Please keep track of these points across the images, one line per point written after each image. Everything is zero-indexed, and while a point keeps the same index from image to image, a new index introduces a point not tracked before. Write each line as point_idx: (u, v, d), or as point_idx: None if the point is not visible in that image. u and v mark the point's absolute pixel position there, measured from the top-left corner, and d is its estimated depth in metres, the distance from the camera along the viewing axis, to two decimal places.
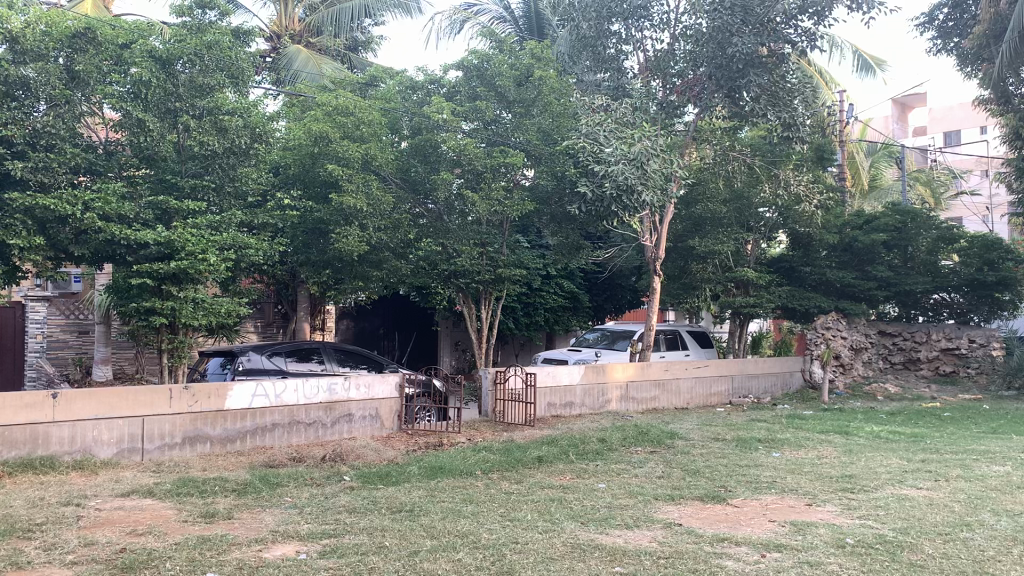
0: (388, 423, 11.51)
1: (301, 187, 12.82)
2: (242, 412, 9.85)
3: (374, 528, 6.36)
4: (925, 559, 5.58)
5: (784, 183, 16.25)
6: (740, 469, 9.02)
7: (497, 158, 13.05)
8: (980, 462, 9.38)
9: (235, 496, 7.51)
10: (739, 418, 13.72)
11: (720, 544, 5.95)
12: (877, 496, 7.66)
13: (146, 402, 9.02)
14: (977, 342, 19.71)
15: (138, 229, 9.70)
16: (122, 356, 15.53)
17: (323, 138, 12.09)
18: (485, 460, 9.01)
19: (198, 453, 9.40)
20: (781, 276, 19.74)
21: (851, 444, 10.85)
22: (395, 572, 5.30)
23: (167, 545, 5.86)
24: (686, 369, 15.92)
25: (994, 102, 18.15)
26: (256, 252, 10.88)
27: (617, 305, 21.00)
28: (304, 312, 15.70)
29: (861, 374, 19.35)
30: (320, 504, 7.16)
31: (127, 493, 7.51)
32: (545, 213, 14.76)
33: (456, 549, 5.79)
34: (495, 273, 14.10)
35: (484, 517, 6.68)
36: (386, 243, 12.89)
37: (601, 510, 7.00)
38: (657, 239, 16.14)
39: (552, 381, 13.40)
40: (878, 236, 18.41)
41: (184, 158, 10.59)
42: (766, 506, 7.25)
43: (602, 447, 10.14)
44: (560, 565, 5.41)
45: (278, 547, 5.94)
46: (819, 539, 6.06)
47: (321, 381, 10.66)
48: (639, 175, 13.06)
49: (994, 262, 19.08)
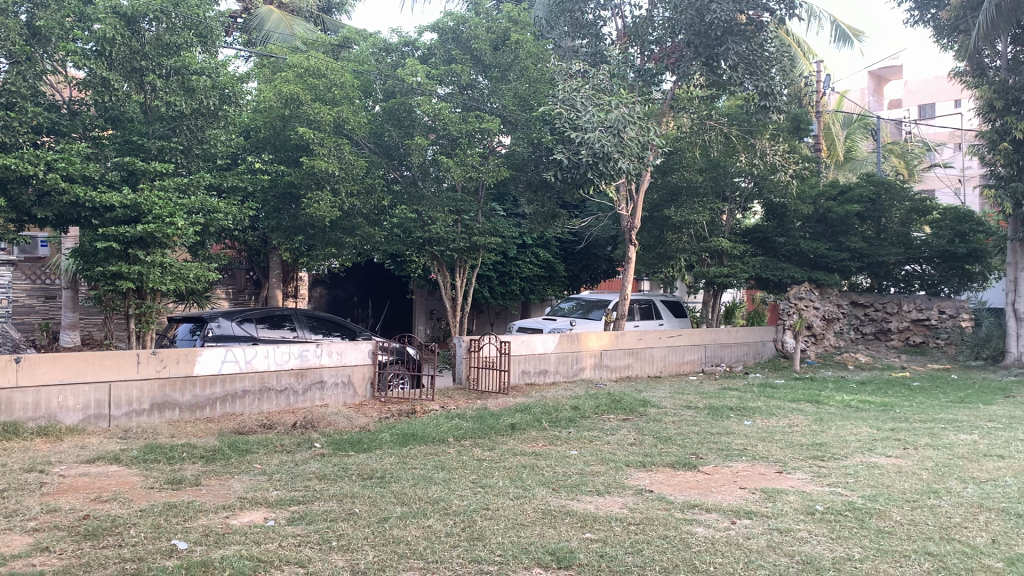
0: (360, 391, 11.45)
1: (272, 151, 12.62)
2: (212, 378, 9.72)
3: (344, 495, 6.31)
4: (893, 526, 5.61)
5: (760, 153, 16.22)
6: (711, 436, 9.05)
7: (472, 123, 12.87)
8: (948, 431, 9.48)
9: (203, 462, 7.42)
10: (712, 386, 13.80)
11: (690, 511, 5.96)
12: (847, 463, 7.71)
13: (113, 367, 8.86)
14: (947, 313, 20.02)
15: (103, 191, 9.48)
16: (90, 322, 15.31)
17: (294, 101, 11.89)
18: (458, 427, 8.97)
19: (166, 419, 9.29)
20: (755, 246, 19.80)
21: (822, 412, 10.94)
22: (364, 539, 5.25)
23: (132, 512, 5.77)
24: (659, 338, 15.96)
25: (970, 74, 18.20)
26: (224, 216, 10.70)
27: (592, 275, 20.99)
28: (276, 278, 15.54)
29: (832, 344, 19.51)
30: (290, 470, 7.10)
31: (93, 459, 7.39)
32: (521, 180, 14.64)
33: (426, 516, 5.75)
34: (470, 240, 13.98)
35: (456, 484, 6.65)
36: (359, 208, 12.73)
37: (574, 476, 6.98)
38: (633, 208, 16.06)
39: (527, 349, 13.36)
40: (853, 207, 18.46)
41: (151, 120, 10.25)
42: (738, 473, 7.27)
43: (576, 414, 10.14)
44: (530, 532, 5.38)
45: (246, 514, 5.87)
46: (789, 506, 6.09)
47: (292, 347, 10.54)
48: (616, 143, 12.94)
49: (966, 234, 19.23)
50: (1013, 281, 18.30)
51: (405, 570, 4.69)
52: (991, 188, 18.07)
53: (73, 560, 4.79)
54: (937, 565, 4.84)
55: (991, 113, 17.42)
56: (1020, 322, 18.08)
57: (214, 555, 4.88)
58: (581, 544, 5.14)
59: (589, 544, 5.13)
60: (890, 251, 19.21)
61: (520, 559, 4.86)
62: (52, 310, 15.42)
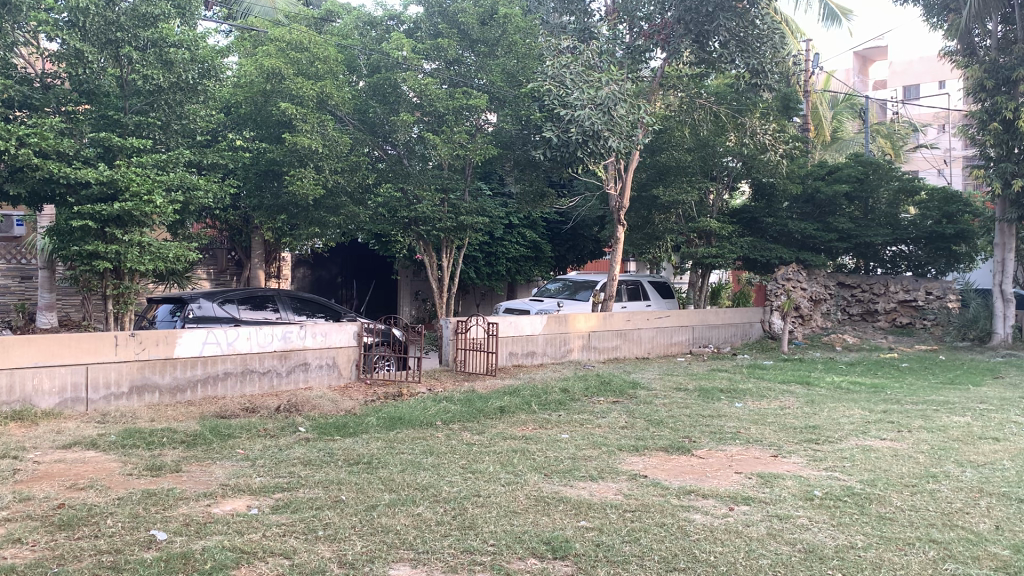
0: (346, 373, 11.25)
1: (253, 128, 12.32)
2: (193, 361, 9.47)
3: (331, 482, 6.10)
4: (895, 512, 5.48)
5: (750, 132, 16.00)
6: (703, 419, 8.91)
7: (459, 99, 12.61)
8: (941, 413, 9.40)
9: (183, 448, 7.18)
10: (701, 367, 13.69)
11: (687, 497, 5.81)
12: (842, 447, 7.59)
13: (90, 349, 8.59)
14: (934, 294, 20.03)
15: (78, 168, 9.15)
16: (67, 303, 14.98)
17: (276, 75, 11.58)
18: (446, 410, 8.79)
19: (146, 403, 9.05)
20: (743, 227, 19.67)
21: (813, 394, 10.84)
22: (352, 528, 5.05)
23: (109, 500, 5.55)
24: (647, 319, 15.82)
25: (959, 53, 18.08)
26: (205, 194, 10.40)
27: (579, 255, 20.80)
28: (258, 258, 15.28)
29: (819, 326, 19.53)
30: (274, 456, 6.90)
31: (69, 445, 7.14)
32: (508, 158, 14.40)
33: (415, 504, 5.56)
34: (457, 220, 13.73)
35: (445, 470, 6.46)
36: (344, 186, 12.44)
37: (565, 461, 6.81)
38: (621, 187, 15.84)
39: (515, 331, 13.16)
40: (841, 187, 18.34)
41: (128, 94, 9.97)
42: (732, 457, 7.13)
43: (565, 397, 9.97)
44: (524, 520, 5.21)
45: (228, 502, 5.66)
46: (786, 491, 5.95)
47: (275, 329, 10.30)
48: (606, 120, 12.67)
49: (954, 215, 19.15)
50: (1000, 262, 18.29)
51: (395, 562, 4.51)
52: (980, 168, 17.99)
53: (46, 552, 4.56)
54: (942, 554, 4.70)
55: (981, 92, 17.35)
56: (1007, 303, 18.07)
57: (195, 547, 4.66)
58: (576, 532, 4.97)
59: (585, 533, 4.96)
60: (878, 232, 19.12)
61: (514, 549, 4.69)
62: (28, 291, 15.05)
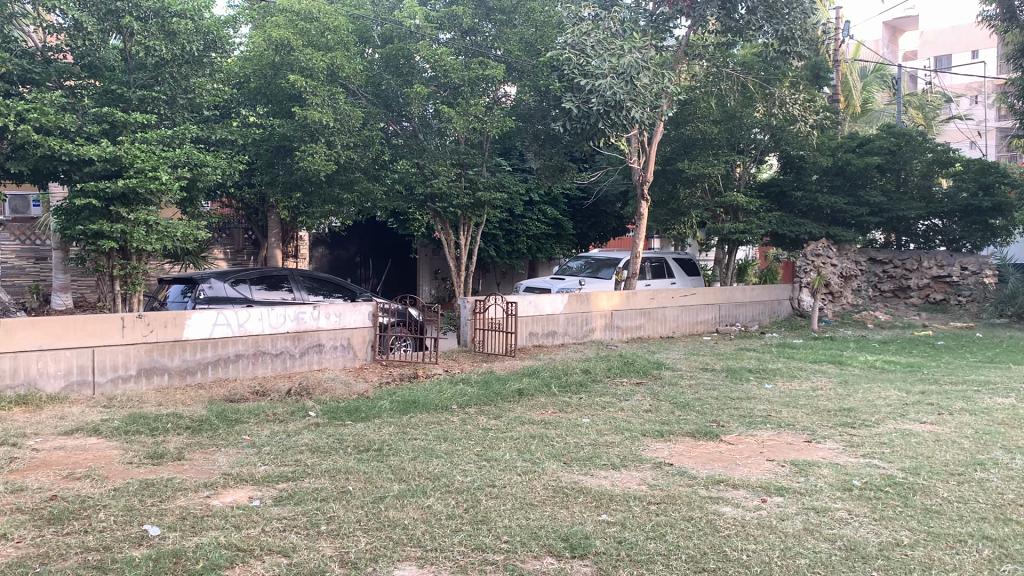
0: (361, 354, 10.97)
1: (265, 103, 12.02)
2: (202, 343, 9.20)
3: (337, 471, 5.79)
4: (942, 504, 5.09)
5: (779, 102, 15.38)
6: (732, 401, 8.50)
7: (476, 70, 12.18)
8: (983, 394, 8.95)
9: (189, 434, 6.91)
10: (727, 347, 13.24)
11: (716, 488, 5.43)
12: (880, 432, 7.16)
13: (95, 332, 8.32)
14: (969, 269, 19.30)
15: (80, 144, 8.88)
16: (82, 284, 14.84)
17: (284, 46, 11.23)
18: (463, 393, 8.47)
19: (154, 386, 8.80)
20: (771, 201, 19.14)
21: (845, 374, 10.40)
22: (357, 523, 4.73)
23: (105, 491, 5.28)
24: (672, 297, 15.38)
25: (998, 17, 17.18)
26: (212, 170, 10.09)
27: (601, 232, 20.37)
28: (275, 238, 14.95)
29: (850, 303, 18.92)
30: (281, 442, 6.59)
31: (71, 431, 6.89)
32: (527, 133, 13.98)
33: (425, 495, 5.23)
34: (475, 196, 13.31)
35: (459, 458, 6.13)
36: (358, 162, 12.08)
37: (586, 448, 6.45)
38: (645, 161, 15.32)
39: (534, 311, 12.77)
40: (872, 159, 17.74)
41: (132, 68, 9.73)
42: (763, 443, 6.73)
43: (587, 378, 9.62)
44: (540, 513, 4.86)
45: (229, 493, 5.37)
46: (823, 481, 5.57)
47: (288, 309, 10.00)
48: (628, 90, 12.13)
49: (990, 187, 18.40)
50: None
51: (401, 561, 4.18)
52: None
53: (30, 550, 4.28)
54: (997, 553, 4.30)
55: None
56: None
57: (187, 544, 4.37)
58: (597, 528, 4.61)
59: (606, 529, 4.60)
60: (911, 206, 18.49)
61: (530, 547, 4.35)
62: (42, 272, 14.90)
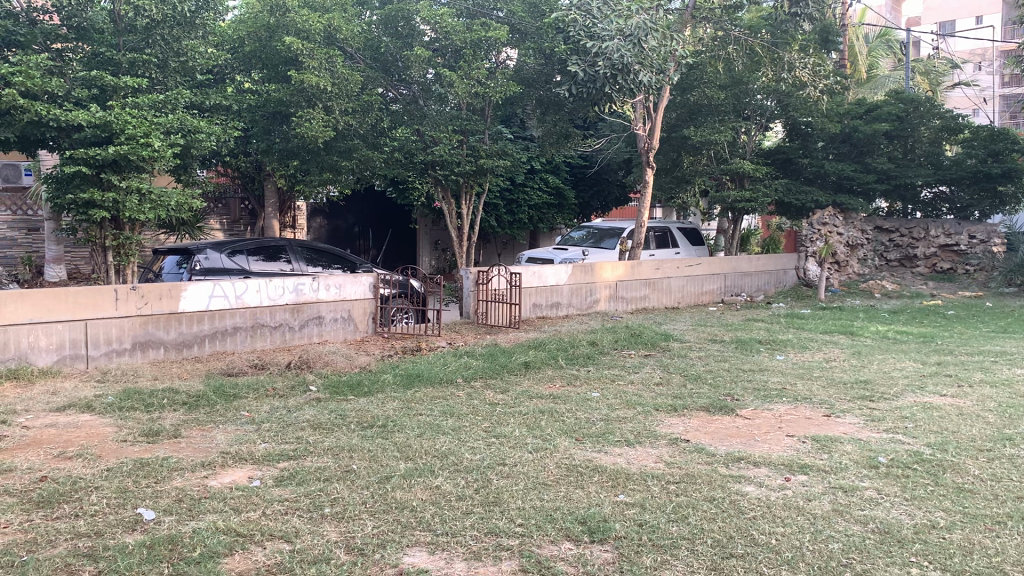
0: (362, 326, 10.72)
1: (261, 68, 11.67)
2: (199, 315, 8.93)
3: (341, 448, 5.55)
4: (974, 483, 4.86)
5: (788, 66, 14.99)
6: (744, 374, 8.27)
7: (478, 32, 11.79)
8: (1001, 365, 8.72)
9: (185, 410, 6.65)
10: (735, 317, 12.99)
11: (736, 465, 5.19)
12: (901, 405, 6.92)
13: (87, 304, 8.05)
14: (977, 238, 18.97)
15: (68, 109, 8.55)
16: (76, 256, 14.52)
17: (279, 8, 11.00)
18: (467, 366, 8.22)
19: (150, 359, 8.55)
20: (777, 168, 18.79)
21: (858, 344, 10.15)
22: (362, 505, 4.49)
23: (98, 472, 5.04)
24: (677, 267, 15.12)
25: None
26: (207, 137, 9.75)
27: (604, 202, 20.04)
28: (272, 208, 14.61)
29: (856, 272, 18.72)
30: (282, 419, 6.33)
31: (63, 407, 6.64)
32: (530, 99, 13.62)
33: (433, 474, 4.99)
34: (477, 164, 12.95)
35: (466, 434, 5.88)
36: (356, 128, 11.75)
37: (598, 424, 6.21)
38: (651, 127, 14.95)
39: (538, 281, 12.51)
40: (881, 125, 17.41)
41: (122, 30, 9.43)
42: (781, 417, 6.50)
43: (594, 351, 9.38)
44: (555, 494, 4.63)
45: (228, 473, 5.13)
46: (847, 458, 5.33)
47: (286, 281, 9.72)
48: (636, 53, 11.75)
49: (1000, 153, 18.05)
50: None
51: (410, 547, 3.95)
52: None
53: (18, 536, 4.04)
54: None
55: None
56: None
57: (184, 529, 4.13)
58: (615, 510, 4.38)
59: (626, 511, 4.37)
60: (919, 173, 18.19)
61: (545, 531, 4.11)
62: (34, 243, 14.59)
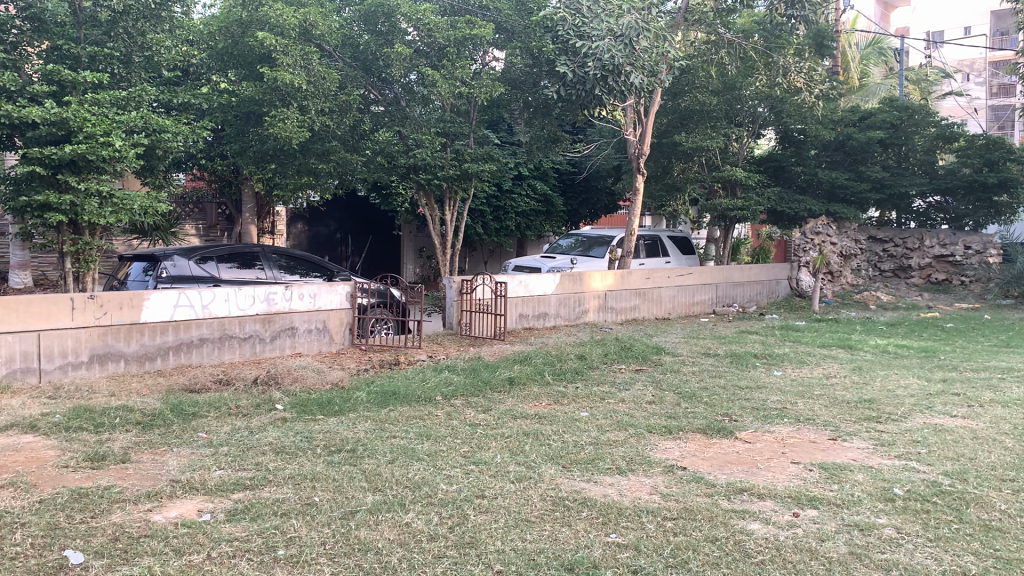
0: (338, 338, 10.20)
1: (235, 67, 11.20)
2: (162, 325, 8.40)
3: (304, 477, 5.03)
4: (1002, 520, 4.40)
5: (783, 70, 14.56)
6: (741, 392, 7.77)
7: (462, 29, 11.36)
8: (1009, 383, 8.26)
9: (138, 431, 6.12)
10: (729, 329, 12.54)
11: (739, 499, 4.70)
12: (911, 428, 6.45)
13: (41, 314, 7.49)
14: (973, 249, 18.67)
15: (23, 105, 8.07)
16: (44, 261, 14.02)
17: (253, 2, 10.61)
18: (448, 383, 7.71)
19: (108, 373, 8.00)
20: (769, 176, 18.40)
21: (858, 359, 9.70)
22: (321, 547, 3.98)
23: (27, 505, 4.50)
24: (668, 277, 14.68)
25: None
26: (173, 137, 9.26)
27: (593, 209, 19.60)
28: (250, 214, 14.13)
29: (849, 283, 18.33)
30: (242, 442, 5.80)
31: (5, 428, 6.08)
32: (517, 101, 13.17)
33: (402, 510, 4.47)
34: (461, 168, 12.47)
35: (443, 461, 5.36)
36: (334, 129, 11.27)
37: (587, 448, 5.71)
38: (641, 132, 14.51)
39: (524, 291, 12.02)
40: (875, 133, 17.06)
41: (83, 23, 8.96)
42: (784, 441, 6.02)
43: (582, 365, 8.89)
44: (538, 534, 4.12)
45: (174, 506, 4.59)
46: (860, 490, 4.86)
47: (257, 290, 9.19)
48: (627, 54, 11.29)
49: (996, 163, 17.69)
50: None
51: None
52: None
53: None
54: None
55: None
56: None
57: None
58: (606, 553, 3.89)
59: (618, 554, 3.88)
60: (913, 181, 17.84)
61: None
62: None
